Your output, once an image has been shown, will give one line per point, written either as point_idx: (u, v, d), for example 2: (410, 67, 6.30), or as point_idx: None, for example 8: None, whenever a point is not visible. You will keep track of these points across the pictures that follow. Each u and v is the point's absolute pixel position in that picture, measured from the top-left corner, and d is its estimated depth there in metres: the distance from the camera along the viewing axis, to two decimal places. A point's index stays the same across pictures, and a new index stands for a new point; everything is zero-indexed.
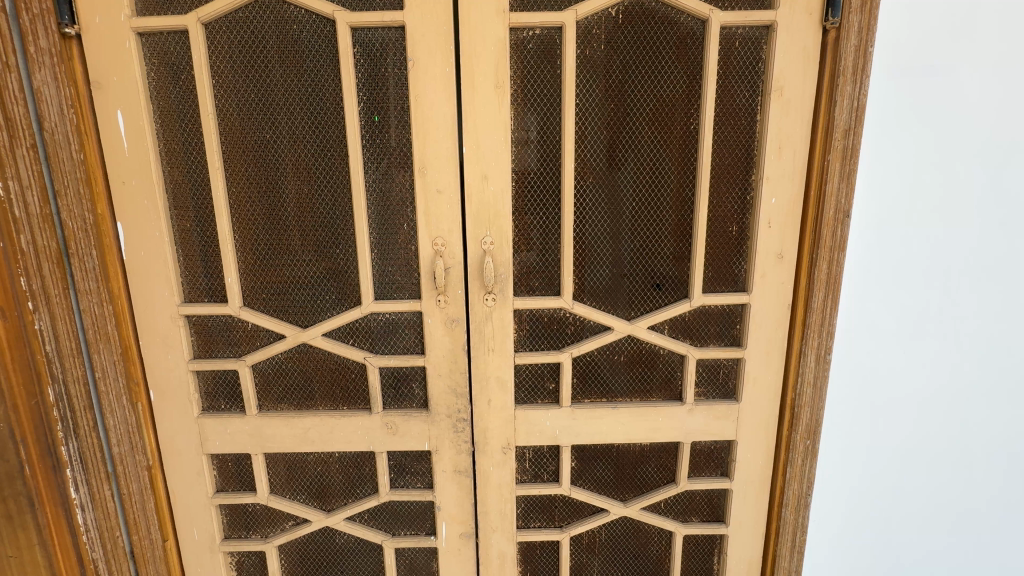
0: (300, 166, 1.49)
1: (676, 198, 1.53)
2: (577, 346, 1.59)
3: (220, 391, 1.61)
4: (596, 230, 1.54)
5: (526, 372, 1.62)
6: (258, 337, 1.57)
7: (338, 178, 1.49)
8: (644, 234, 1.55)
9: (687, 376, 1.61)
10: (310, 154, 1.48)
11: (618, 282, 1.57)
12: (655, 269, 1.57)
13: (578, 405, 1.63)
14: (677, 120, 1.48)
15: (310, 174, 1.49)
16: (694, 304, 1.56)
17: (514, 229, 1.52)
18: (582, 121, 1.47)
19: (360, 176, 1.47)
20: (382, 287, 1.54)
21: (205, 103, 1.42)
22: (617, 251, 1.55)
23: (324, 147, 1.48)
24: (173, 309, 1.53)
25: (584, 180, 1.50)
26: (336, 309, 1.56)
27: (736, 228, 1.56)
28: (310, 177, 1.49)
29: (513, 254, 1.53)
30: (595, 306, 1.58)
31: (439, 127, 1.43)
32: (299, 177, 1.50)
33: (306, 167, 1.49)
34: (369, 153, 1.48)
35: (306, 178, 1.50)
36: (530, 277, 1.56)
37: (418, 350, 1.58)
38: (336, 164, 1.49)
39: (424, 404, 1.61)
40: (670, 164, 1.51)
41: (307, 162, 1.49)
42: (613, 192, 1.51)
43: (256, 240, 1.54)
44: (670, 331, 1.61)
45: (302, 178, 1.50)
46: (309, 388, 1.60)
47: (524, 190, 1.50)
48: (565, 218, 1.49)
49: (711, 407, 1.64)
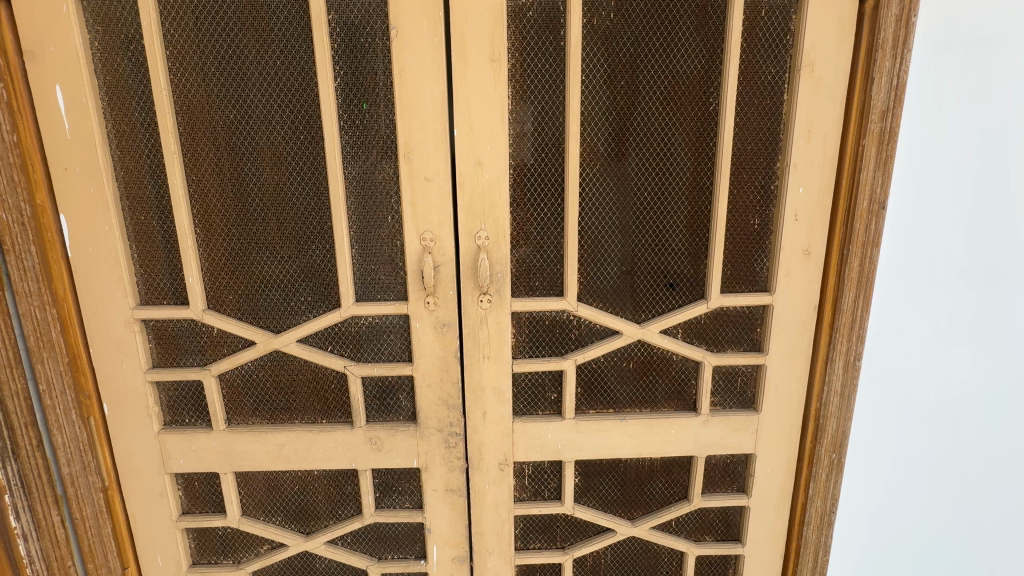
0: (270, 151, 1.32)
1: (692, 187, 1.37)
2: (582, 352, 1.43)
3: (183, 403, 1.44)
4: (604, 224, 1.38)
5: (525, 382, 1.47)
6: (225, 344, 1.40)
7: (313, 165, 1.32)
8: (657, 229, 1.39)
9: (703, 385, 1.47)
10: (280, 138, 1.31)
11: (627, 282, 1.41)
12: (668, 268, 1.42)
13: (583, 417, 1.48)
14: (695, 100, 1.32)
15: (282, 160, 1.32)
16: (712, 305, 1.41)
17: (512, 222, 1.36)
18: (588, 101, 1.31)
19: (338, 162, 1.30)
20: (365, 288, 1.37)
21: (158, 79, 1.25)
22: (627, 247, 1.39)
23: (297, 130, 1.30)
24: (127, 313, 1.36)
25: (590, 168, 1.34)
26: (313, 312, 1.39)
27: (759, 221, 1.40)
28: (281, 163, 1.32)
29: (511, 249, 1.36)
30: (601, 308, 1.42)
31: (427, 106, 1.26)
32: (269, 164, 1.32)
33: (277, 152, 1.32)
34: (348, 135, 1.30)
35: (277, 165, 1.32)
36: (530, 276, 1.40)
37: (405, 358, 1.41)
38: (310, 149, 1.31)
39: (412, 417, 1.45)
40: (686, 149, 1.35)
41: (277, 147, 1.31)
42: (623, 182, 1.35)
43: (220, 234, 1.36)
44: (684, 334, 1.46)
45: (273, 165, 1.32)
46: (284, 400, 1.44)
47: (523, 179, 1.34)
48: (570, 210, 1.33)
49: (728, 418, 1.49)
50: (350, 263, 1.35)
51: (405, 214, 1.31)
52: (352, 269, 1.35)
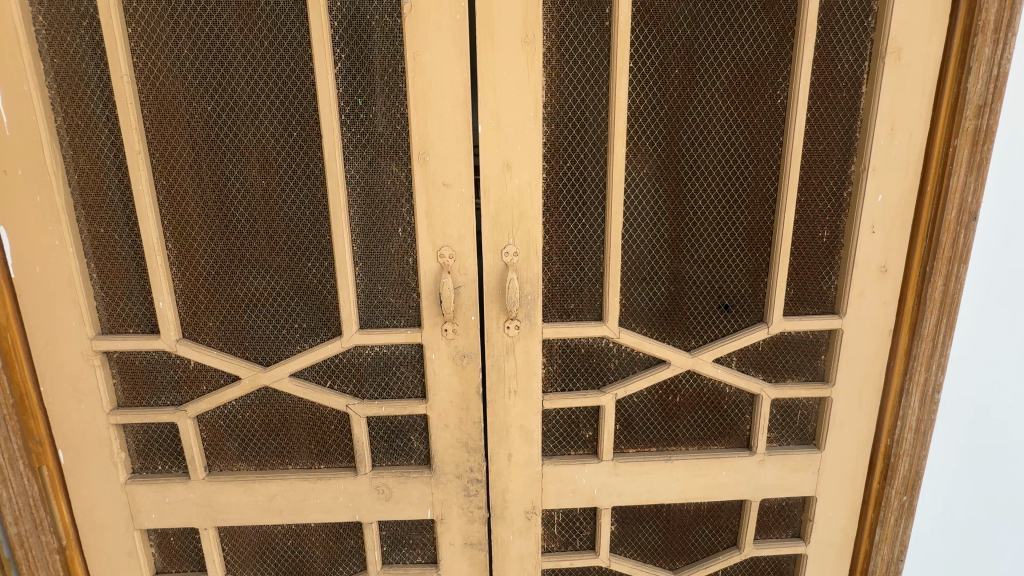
0: (256, 150, 1.10)
1: (754, 195, 1.17)
2: (623, 384, 1.24)
3: (155, 448, 1.22)
4: (650, 239, 1.18)
5: (557, 419, 1.27)
6: (203, 379, 1.18)
7: (308, 168, 1.11)
8: (712, 244, 1.19)
9: (760, 421, 1.28)
10: (268, 136, 1.09)
11: (675, 305, 1.22)
12: (723, 288, 1.22)
13: (622, 458, 1.28)
14: (760, 93, 1.12)
15: (271, 162, 1.10)
16: (773, 330, 1.23)
17: (544, 235, 1.16)
18: (635, 94, 1.10)
19: (338, 165, 1.08)
20: (370, 313, 1.17)
21: (117, 63, 1.02)
22: (676, 265, 1.20)
23: (288, 126, 1.09)
24: (85, 344, 1.13)
25: (636, 173, 1.14)
26: (308, 341, 1.18)
27: (829, 233, 1.21)
28: (270, 166, 1.10)
29: (543, 267, 1.16)
30: (645, 334, 1.23)
31: (445, 98, 1.05)
32: (255, 167, 1.11)
33: (265, 153, 1.10)
34: (349, 132, 1.09)
35: (265, 169, 1.11)
36: (564, 296, 1.20)
37: (417, 394, 1.21)
38: (305, 149, 1.10)
39: (426, 460, 1.25)
40: (748, 150, 1.15)
41: (265, 147, 1.10)
42: (673, 189, 1.15)
43: (196, 249, 1.14)
44: (739, 363, 1.27)
45: (259, 169, 1.11)
46: (274, 443, 1.22)
47: (558, 185, 1.14)
48: (613, 223, 1.14)
49: (787, 457, 1.31)
50: (352, 284, 1.14)
51: (419, 226, 1.10)
52: (355, 290, 1.14)
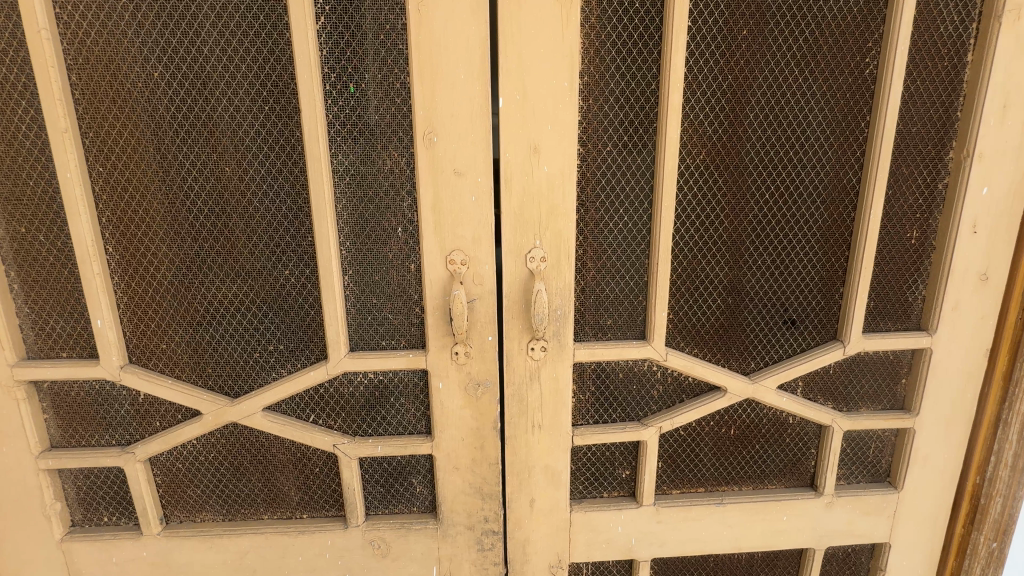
0: (217, 128, 0.87)
1: (831, 187, 0.96)
2: (669, 416, 1.03)
3: (98, 497, 1.00)
4: (706, 240, 0.97)
5: (588, 457, 1.05)
6: (156, 414, 0.96)
7: (283, 151, 0.87)
8: (780, 247, 0.98)
9: (829, 456, 1.08)
10: (232, 111, 0.86)
11: (733, 322, 1.01)
12: (791, 300, 1.01)
13: (666, 502, 1.07)
14: (844, 61, 0.91)
15: (237, 144, 0.87)
16: (848, 351, 1.02)
17: (577, 235, 0.94)
18: (693, 60, 0.89)
19: (321, 147, 0.85)
20: (362, 333, 0.95)
21: (33, 14, 0.79)
22: (736, 273, 0.98)
23: (258, 97, 0.85)
24: (6, 373, 0.91)
25: (692, 160, 0.93)
26: (285, 367, 0.95)
27: (918, 234, 1.00)
28: (235, 149, 0.87)
29: (575, 275, 0.94)
30: (696, 356, 1.01)
31: (458, 63, 0.83)
32: (216, 150, 0.87)
33: (228, 132, 0.87)
34: (336, 105, 0.86)
35: (228, 152, 0.87)
36: (600, 311, 0.98)
37: (420, 430, 0.99)
38: (279, 127, 0.87)
39: (430, 508, 1.03)
40: (827, 132, 0.94)
41: (227, 124, 0.86)
42: (736, 180, 0.94)
43: (142, 254, 0.90)
44: (807, 390, 1.06)
45: (221, 153, 0.87)
46: (246, 489, 1.00)
47: (595, 175, 0.92)
48: (663, 221, 0.92)
49: (858, 499, 1.11)
50: (340, 297, 0.91)
51: (423, 225, 0.88)
52: (342, 304, 0.92)
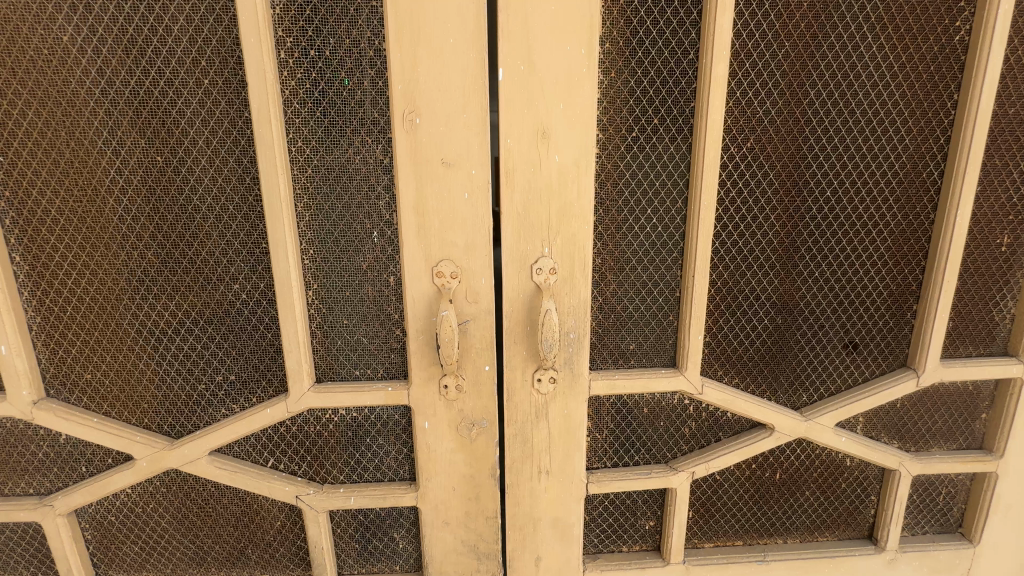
0: (139, 106, 0.68)
1: (908, 183, 0.78)
2: (703, 458, 0.85)
3: (16, 554, 0.83)
4: (753, 247, 0.79)
5: (605, 507, 0.88)
6: (82, 459, 0.79)
7: (225, 137, 0.69)
8: (843, 256, 0.80)
9: (892, 503, 0.90)
10: (157, 84, 0.67)
11: (783, 346, 0.83)
12: (854, 320, 0.83)
13: (698, 560, 0.90)
14: (931, 25, 0.73)
15: (166, 126, 0.69)
16: (922, 381, 0.84)
17: (595, 242, 0.76)
18: (743, 24, 0.71)
19: (274, 131, 0.67)
20: (331, 360, 0.77)
21: None
22: (789, 288, 0.81)
23: (191, 66, 0.67)
24: None
25: (738, 149, 0.75)
26: (236, 402, 0.78)
27: (1011, 240, 0.82)
28: (163, 133, 0.69)
29: (592, 290, 0.77)
30: (737, 388, 0.84)
31: (446, 23, 0.65)
32: (139, 134, 0.69)
33: (155, 111, 0.68)
34: (292, 77, 0.68)
35: (155, 137, 0.69)
36: (622, 334, 0.80)
37: (403, 476, 0.82)
38: (219, 106, 0.68)
39: (416, 567, 0.86)
40: (905, 115, 0.76)
41: (151, 102, 0.68)
42: (792, 173, 0.76)
43: (58, 264, 0.73)
44: (869, 426, 0.88)
45: (145, 137, 0.69)
46: (193, 546, 0.83)
47: (618, 168, 0.74)
48: (701, 224, 0.75)
49: (927, 555, 0.93)
50: (302, 318, 0.74)
51: (403, 230, 0.71)
52: (305, 327, 0.75)
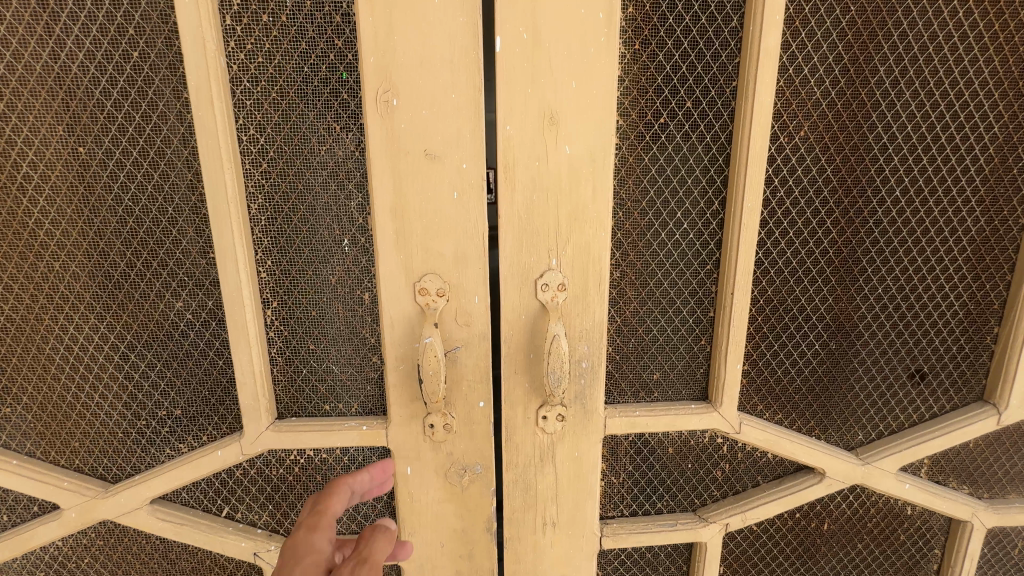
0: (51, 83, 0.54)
1: (994, 180, 0.64)
2: (739, 508, 0.72)
3: None
4: (804, 259, 0.65)
5: (622, 562, 0.74)
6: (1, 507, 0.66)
7: (158, 122, 0.56)
8: (912, 269, 0.66)
9: (960, 560, 0.76)
10: (72, 56, 0.54)
11: (837, 376, 0.69)
12: (923, 345, 0.69)
13: None
14: None
15: (85, 108, 0.55)
16: (1001, 419, 0.71)
17: (613, 252, 0.63)
18: None
19: (217, 115, 0.54)
20: (296, 393, 0.65)
21: None
22: (846, 307, 0.67)
23: (114, 33, 0.53)
24: None
25: (789, 139, 0.61)
26: (183, 442, 0.65)
27: None
28: (81, 118, 0.55)
29: (609, 310, 0.64)
30: (780, 425, 0.70)
31: None
32: (51, 119, 0.55)
33: (69, 89, 0.55)
34: (241, 49, 0.55)
35: (71, 123, 0.55)
36: (644, 362, 0.67)
37: None
38: (150, 83, 0.55)
39: None
40: (995, 97, 0.62)
41: (66, 78, 0.54)
42: (854, 169, 0.62)
43: None
44: (935, 470, 0.74)
45: (59, 123, 0.55)
46: None
47: (641, 162, 0.61)
48: (743, 231, 0.62)
49: None
50: (258, 343, 0.61)
51: (379, 238, 0.58)
52: (263, 355, 0.62)
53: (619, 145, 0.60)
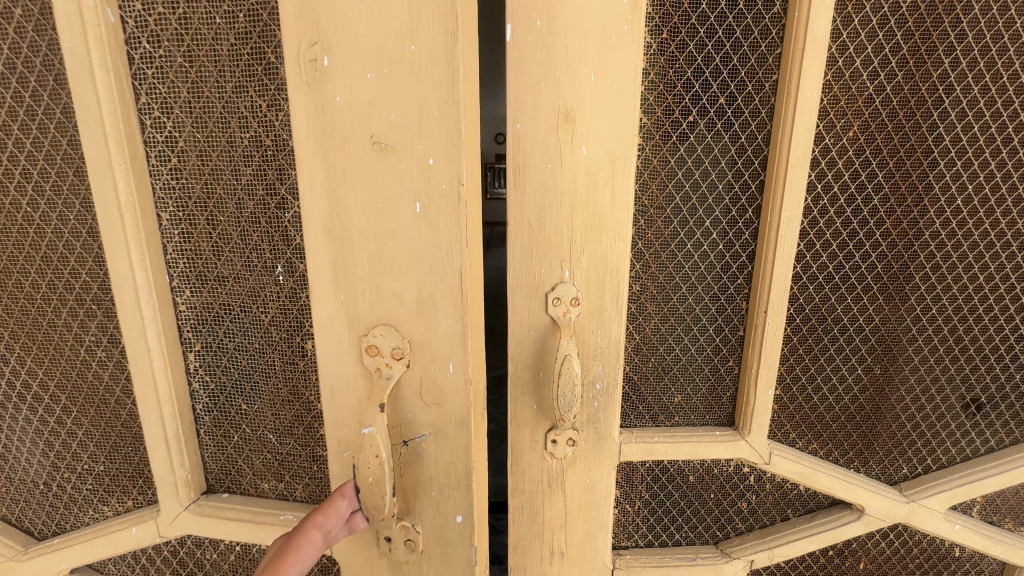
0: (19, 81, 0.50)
1: None
2: (767, 544, 0.66)
3: None
4: (848, 275, 0.58)
5: None
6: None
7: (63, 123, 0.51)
8: (970, 287, 0.59)
9: None
10: (39, 48, 0.49)
11: (880, 405, 0.63)
12: (981, 372, 0.62)
13: None
14: None
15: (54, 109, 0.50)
16: None
17: (633, 264, 0.57)
18: None
19: (117, 158, 0.50)
20: (227, 463, 0.61)
21: None
22: (894, 329, 0.60)
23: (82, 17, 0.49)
24: None
25: (836, 140, 0.55)
26: (107, 503, 0.62)
27: None
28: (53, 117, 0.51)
29: (627, 328, 0.58)
30: (814, 455, 0.64)
31: None
32: (24, 119, 0.51)
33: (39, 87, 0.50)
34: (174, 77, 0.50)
35: (43, 124, 0.51)
36: (665, 384, 0.61)
37: None
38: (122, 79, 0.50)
39: None
40: None
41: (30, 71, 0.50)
42: (909, 174, 0.56)
43: None
44: (989, 509, 0.67)
45: (26, 118, 0.51)
46: None
47: (667, 164, 0.55)
48: (781, 244, 0.55)
49: None
50: (171, 412, 0.57)
51: (315, 278, 0.53)
52: (176, 423, 0.57)
53: (641, 144, 0.54)
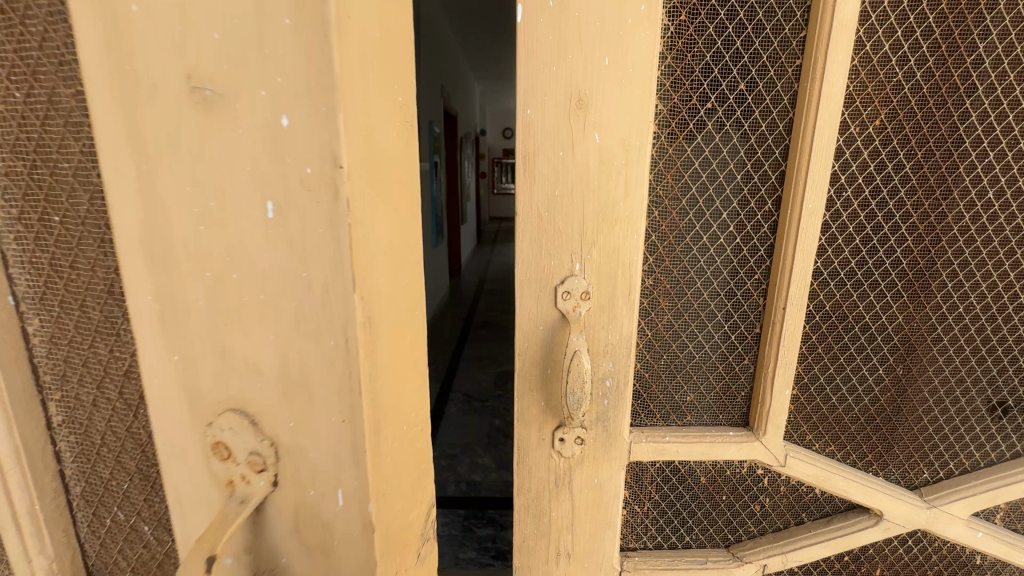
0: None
1: None
2: (780, 548, 0.64)
3: None
4: (871, 271, 0.56)
5: None
6: None
7: None
8: (1000, 286, 0.57)
9: None
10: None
11: (901, 407, 0.60)
12: (1009, 374, 0.59)
13: None
14: None
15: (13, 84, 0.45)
16: None
17: (647, 257, 0.55)
18: None
19: None
20: (103, 549, 0.55)
21: None
22: (918, 327, 0.58)
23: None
24: None
25: (861, 129, 0.52)
26: None
27: None
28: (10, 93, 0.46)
29: (639, 324, 0.56)
30: (832, 458, 0.61)
31: None
32: None
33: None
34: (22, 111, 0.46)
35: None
36: (678, 383, 0.59)
37: None
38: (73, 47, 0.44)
39: None
40: None
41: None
42: (939, 164, 0.53)
43: None
44: (1013, 516, 0.64)
45: None
46: None
47: (683, 154, 0.53)
48: (801, 238, 0.53)
49: None
50: (21, 483, 0.51)
51: (134, 307, 0.39)
52: (31, 496, 0.51)
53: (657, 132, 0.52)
